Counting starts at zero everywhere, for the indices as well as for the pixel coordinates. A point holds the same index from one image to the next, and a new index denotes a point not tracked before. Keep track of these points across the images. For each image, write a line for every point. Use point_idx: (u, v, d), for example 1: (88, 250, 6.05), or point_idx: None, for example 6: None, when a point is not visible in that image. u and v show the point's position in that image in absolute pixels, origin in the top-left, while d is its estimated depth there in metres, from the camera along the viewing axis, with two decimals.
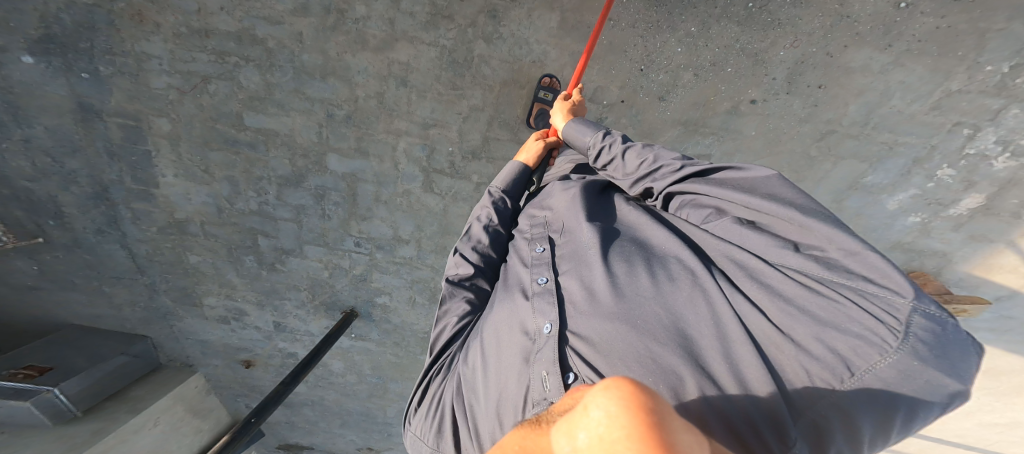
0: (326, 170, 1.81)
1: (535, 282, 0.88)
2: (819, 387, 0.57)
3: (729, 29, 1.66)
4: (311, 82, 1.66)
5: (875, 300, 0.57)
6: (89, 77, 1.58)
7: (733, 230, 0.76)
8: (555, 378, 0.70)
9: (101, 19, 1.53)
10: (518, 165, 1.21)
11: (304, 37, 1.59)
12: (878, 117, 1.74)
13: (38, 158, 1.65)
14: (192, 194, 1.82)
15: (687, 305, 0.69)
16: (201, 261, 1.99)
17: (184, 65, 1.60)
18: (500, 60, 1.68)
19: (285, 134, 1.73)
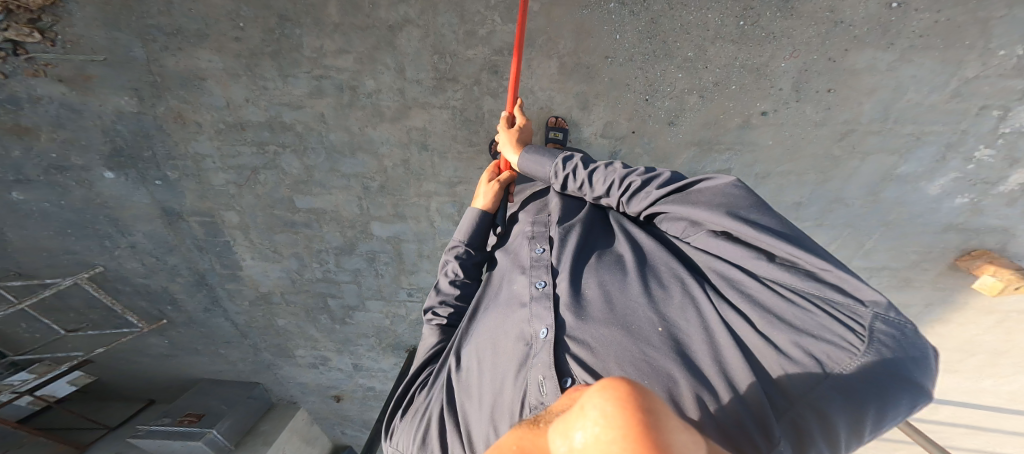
0: (371, 236, 2.10)
1: (535, 286, 1.02)
2: (795, 385, 0.68)
3: (726, 49, 1.70)
4: (343, 160, 1.90)
5: (837, 308, 0.70)
6: (162, 183, 1.87)
7: (709, 242, 0.88)
8: (553, 380, 0.82)
9: (150, 125, 1.75)
10: (477, 214, 1.33)
11: (326, 118, 1.80)
12: (896, 111, 1.72)
13: (146, 259, 2.04)
14: (269, 270, 2.18)
15: (677, 318, 0.83)
16: (287, 323, 2.39)
17: (232, 160, 1.86)
18: (509, 111, 1.83)
19: (331, 211, 2.01)
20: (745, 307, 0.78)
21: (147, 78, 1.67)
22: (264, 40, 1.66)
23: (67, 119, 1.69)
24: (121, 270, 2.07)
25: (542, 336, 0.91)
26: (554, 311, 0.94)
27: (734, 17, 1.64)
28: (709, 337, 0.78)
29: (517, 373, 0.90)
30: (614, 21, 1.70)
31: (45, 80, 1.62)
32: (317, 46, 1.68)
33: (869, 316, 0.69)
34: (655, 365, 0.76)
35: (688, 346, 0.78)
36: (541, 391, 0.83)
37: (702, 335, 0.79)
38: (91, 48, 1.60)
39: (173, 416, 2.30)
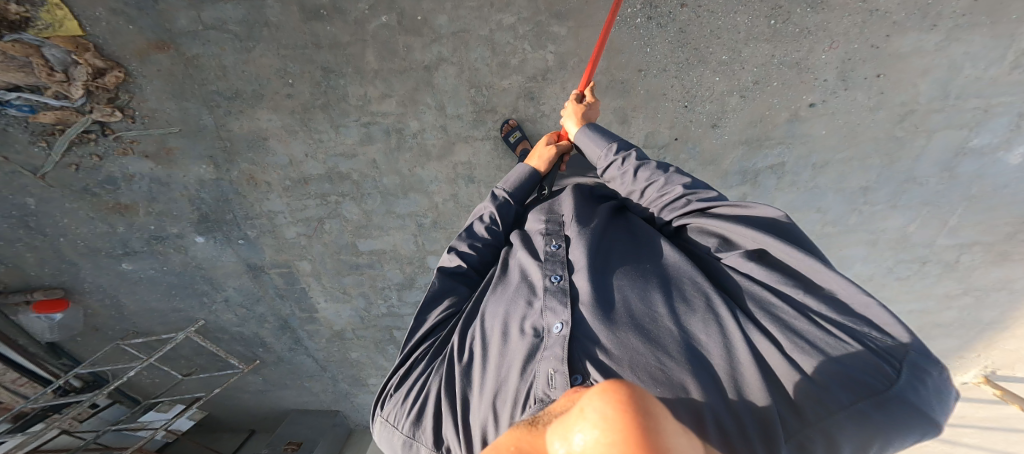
0: (428, 269, 2.23)
1: (549, 279, 0.95)
2: (812, 407, 0.62)
3: (761, 48, 1.66)
4: (397, 201, 2.05)
5: (866, 338, 0.67)
6: (245, 242, 2.07)
7: (741, 263, 0.85)
8: (564, 374, 0.74)
9: (228, 189, 1.96)
10: (527, 169, 1.30)
11: (379, 163, 1.95)
12: (957, 88, 1.61)
13: (238, 309, 2.26)
14: (341, 310, 2.35)
15: (696, 329, 0.77)
16: (360, 356, 2.55)
17: (300, 213, 2.04)
18: (550, 133, 1.94)
19: (391, 250, 2.17)
20: (772, 325, 0.73)
21: (217, 144, 1.87)
22: (313, 94, 1.84)
23: (160, 192, 1.93)
24: (220, 320, 2.29)
25: (555, 330, 0.83)
26: (569, 307, 0.87)
27: (763, 17, 1.61)
28: (733, 353, 0.72)
29: (525, 366, 0.80)
30: (642, 35, 1.71)
31: (134, 157, 1.86)
32: (361, 93, 1.86)
33: (903, 351, 0.65)
34: (671, 374, 0.70)
35: (707, 359, 0.72)
36: (549, 385, 0.74)
37: (725, 350, 0.73)
38: (165, 121, 1.83)
39: (278, 445, 2.54)
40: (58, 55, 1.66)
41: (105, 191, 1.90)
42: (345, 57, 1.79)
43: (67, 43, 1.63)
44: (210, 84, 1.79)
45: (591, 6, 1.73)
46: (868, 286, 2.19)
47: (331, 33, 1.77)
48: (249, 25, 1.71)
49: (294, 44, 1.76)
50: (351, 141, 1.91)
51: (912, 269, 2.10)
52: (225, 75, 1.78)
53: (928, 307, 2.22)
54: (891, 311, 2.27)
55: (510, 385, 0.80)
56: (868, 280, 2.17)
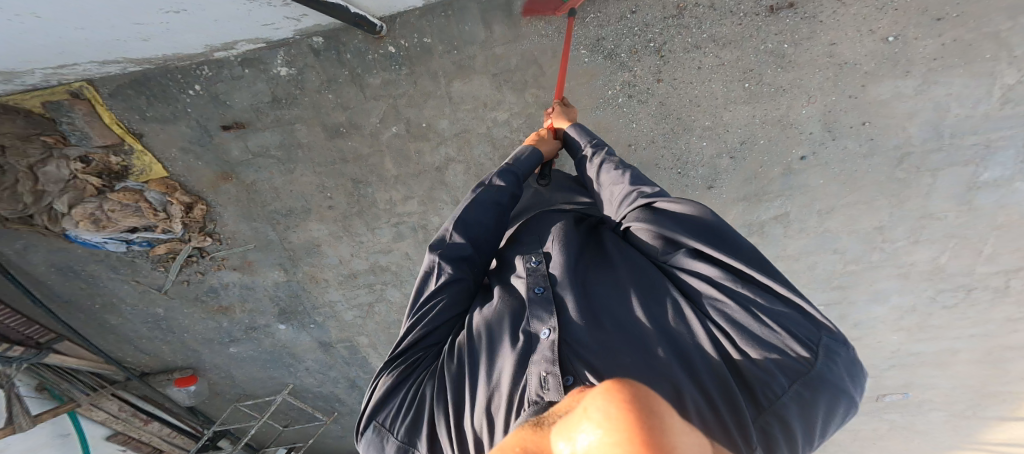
0: None
1: (532, 290, 1.08)
2: (769, 399, 0.81)
3: (742, 110, 1.73)
4: None
5: (795, 327, 0.88)
6: (315, 325, 2.52)
7: (687, 264, 1.01)
8: (557, 376, 0.86)
9: (297, 287, 2.40)
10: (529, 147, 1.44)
11: (411, 253, 2.31)
12: (949, 127, 1.58)
13: (317, 374, 2.75)
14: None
15: (665, 328, 0.92)
16: None
17: (354, 300, 2.45)
18: None
19: None
20: (723, 320, 0.91)
21: (284, 253, 2.31)
22: (348, 203, 2.23)
23: (248, 295, 2.42)
24: (304, 383, 2.81)
25: (544, 335, 0.96)
26: (553, 314, 1.00)
27: (738, 81, 1.68)
28: (694, 348, 0.89)
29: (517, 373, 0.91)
30: (628, 113, 1.85)
31: (226, 270, 2.38)
32: (388, 197, 2.22)
33: (824, 338, 0.87)
34: (650, 372, 0.83)
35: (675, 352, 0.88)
36: (545, 387, 0.86)
37: (690, 347, 0.89)
38: (243, 239, 2.33)
39: None
40: (157, 197, 2.25)
41: (211, 298, 2.44)
42: (369, 168, 2.18)
43: (156, 183, 2.22)
44: (271, 207, 2.26)
45: (575, 93, 1.87)
46: (910, 316, 2.12)
47: (353, 148, 2.17)
48: (287, 148, 2.18)
49: (326, 161, 2.19)
50: (386, 239, 2.27)
51: (958, 297, 1.99)
52: (280, 194, 2.24)
53: (989, 331, 2.06)
54: (943, 337, 2.15)
55: (502, 389, 0.91)
56: (910, 311, 2.10)
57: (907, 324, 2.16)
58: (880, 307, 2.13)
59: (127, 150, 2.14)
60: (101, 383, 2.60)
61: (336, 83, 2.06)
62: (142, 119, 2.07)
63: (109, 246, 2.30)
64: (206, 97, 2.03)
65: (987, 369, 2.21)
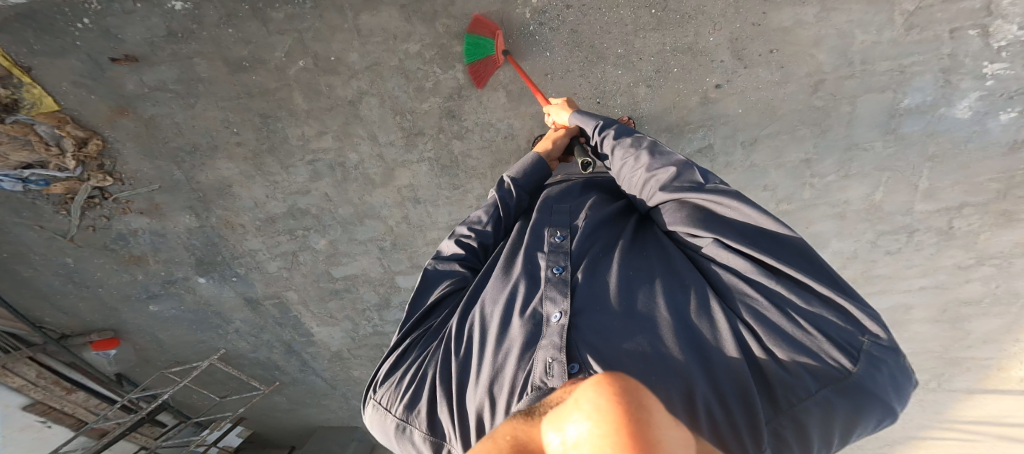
0: (398, 287, 2.57)
1: (552, 269, 0.99)
2: (793, 394, 0.68)
3: (652, 37, 1.76)
4: (357, 228, 2.34)
5: (837, 330, 0.74)
6: (238, 278, 2.49)
7: (720, 254, 0.90)
8: (561, 362, 0.77)
9: (214, 234, 2.34)
10: (534, 158, 1.40)
11: (331, 196, 2.23)
12: (858, 53, 1.68)
13: (246, 336, 2.74)
14: (335, 333, 2.79)
15: (682, 310, 0.84)
16: (362, 372, 3.01)
17: (276, 249, 2.41)
18: (478, 148, 2.07)
19: (362, 273, 2.50)
20: (753, 320, 0.78)
21: (193, 195, 2.22)
22: (257, 139, 2.08)
23: (160, 242, 2.33)
24: (236, 348, 2.81)
25: (554, 318, 0.87)
26: (567, 296, 0.91)
27: (644, 8, 1.71)
28: (727, 351, 0.75)
29: (524, 353, 0.84)
30: (540, 41, 1.84)
31: (133, 213, 2.24)
32: (300, 133, 2.08)
33: (865, 344, 0.73)
34: (664, 353, 0.75)
35: (698, 348, 0.77)
36: (546, 371, 0.78)
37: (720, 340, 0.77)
38: (147, 179, 2.17)
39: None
40: (48, 131, 1.97)
41: (120, 246, 2.32)
42: (277, 102, 2.00)
43: (47, 118, 1.94)
44: (173, 144, 2.09)
45: (489, 21, 1.81)
46: (855, 264, 2.21)
47: (258, 83, 1.96)
48: (185, 83, 1.95)
49: (228, 96, 1.98)
50: (305, 181, 2.19)
51: (899, 240, 2.10)
52: (183, 131, 2.06)
53: (940, 281, 2.17)
54: (896, 289, 2.24)
55: (507, 370, 0.83)
56: (853, 257, 2.19)
57: (855, 273, 2.24)
58: (826, 253, 2.19)
59: (16, 83, 1.86)
60: (15, 345, 2.31)
61: (236, 18, 1.82)
62: (30, 51, 1.82)
63: (2, 184, 2.03)
64: (98, 31, 1.79)
65: (946, 331, 2.29)
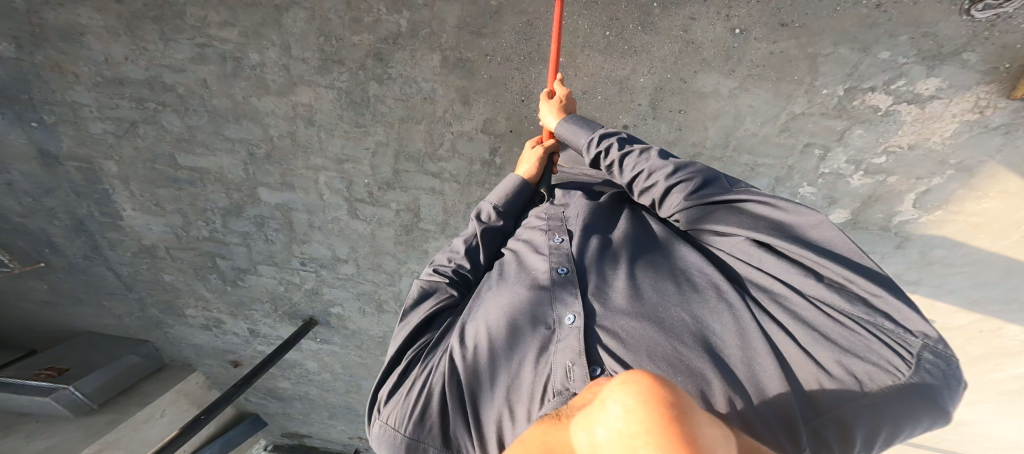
0: (258, 201, 2.06)
1: (557, 271, 1.09)
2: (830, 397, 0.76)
3: (594, 58, 1.70)
4: (227, 124, 1.86)
5: (884, 334, 0.76)
6: (40, 126, 1.85)
7: (753, 257, 0.95)
8: (582, 366, 0.90)
9: (29, 72, 1.72)
10: (516, 180, 1.38)
11: (209, 84, 1.76)
12: (736, 139, 1.75)
13: (23, 197, 2.04)
14: (152, 224, 2.16)
15: (716, 311, 0.91)
16: (175, 279, 2.36)
17: (111, 112, 1.83)
18: (394, 98, 1.80)
19: (215, 172, 1.99)
20: (790, 319, 0.85)
21: (25, 27, 1.62)
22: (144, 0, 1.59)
23: None
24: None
25: (568, 321, 0.98)
26: (576, 296, 1.03)
27: (601, 29, 1.64)
28: (760, 351, 0.84)
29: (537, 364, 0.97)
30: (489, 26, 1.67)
31: None
32: (201, 16, 1.62)
33: (919, 347, 0.74)
34: (687, 353, 0.85)
35: (731, 348, 0.85)
36: (568, 375, 0.90)
37: (755, 344, 0.85)
38: None
39: (37, 366, 2.24)
40: None
41: None
42: None
43: None
44: None
45: None
46: None
47: None
48: None
49: None
50: (178, 58, 1.70)
51: None
52: None
53: None
54: None
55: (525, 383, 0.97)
56: None
57: None
58: None
59: None
60: None
61: None
62: None
63: None
64: None
65: None
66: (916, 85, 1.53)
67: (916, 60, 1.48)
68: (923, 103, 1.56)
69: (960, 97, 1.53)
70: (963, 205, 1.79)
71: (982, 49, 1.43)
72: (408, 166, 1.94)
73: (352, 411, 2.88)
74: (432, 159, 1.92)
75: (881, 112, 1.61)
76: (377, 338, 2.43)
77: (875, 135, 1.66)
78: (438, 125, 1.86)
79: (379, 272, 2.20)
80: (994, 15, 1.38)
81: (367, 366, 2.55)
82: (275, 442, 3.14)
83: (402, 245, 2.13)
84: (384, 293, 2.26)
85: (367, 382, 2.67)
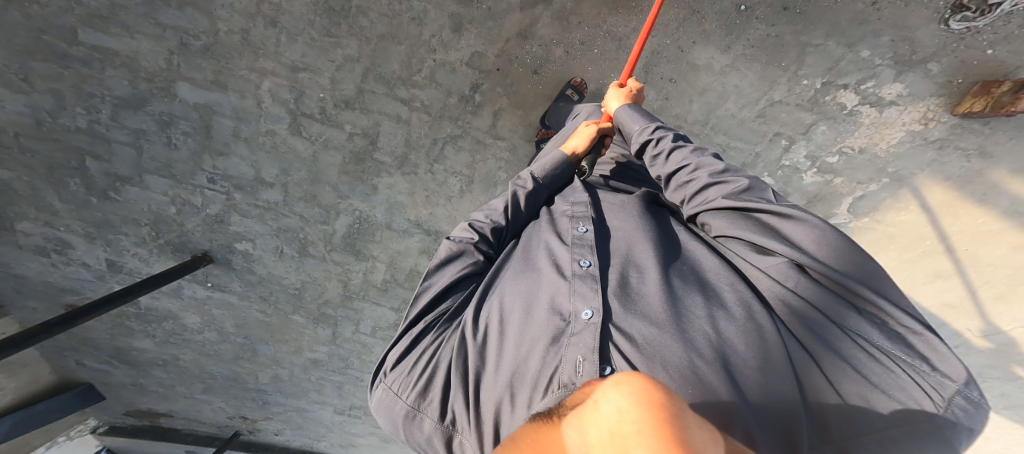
0: (173, 97, 1.58)
1: (578, 263, 0.85)
2: (839, 425, 0.60)
3: (598, 9, 1.65)
4: (165, 9, 1.45)
5: (912, 375, 0.62)
6: None
7: (785, 277, 0.73)
8: (594, 363, 0.66)
9: None
10: (559, 155, 1.15)
11: None
12: (716, 117, 1.84)
13: None
14: (5, 101, 1.50)
15: (743, 327, 0.68)
16: (12, 177, 1.63)
17: None
18: (379, 14, 1.55)
19: (128, 57, 1.50)
20: (825, 349, 0.66)
21: None
22: None
23: None
24: None
25: (585, 315, 0.74)
26: (598, 294, 0.78)
27: None
28: (785, 374, 0.63)
29: (550, 347, 0.72)
30: None
31: None
32: None
33: (952, 394, 0.60)
34: (704, 367, 0.61)
35: (753, 362, 0.63)
36: (578, 371, 0.66)
37: (771, 358, 0.64)
38: None
39: None
40: None
41: None
42: None
43: None
44: None
45: None
46: None
47: None
48: None
49: None
50: None
51: None
52: None
53: None
54: None
55: (535, 365, 0.72)
56: None
57: None
58: None
59: None
60: None
61: None
62: None
63: None
64: None
65: None
66: (882, 88, 1.68)
67: (890, 63, 1.62)
68: (882, 107, 1.71)
69: (915, 106, 1.67)
70: (886, 216, 1.91)
71: (943, 61, 1.59)
72: (376, 87, 1.66)
73: (237, 384, 2.35)
74: (405, 85, 1.67)
75: (845, 111, 1.76)
76: (290, 290, 2.02)
77: (836, 134, 1.80)
78: (420, 50, 1.63)
79: (312, 205, 1.84)
80: (965, 28, 1.53)
81: (269, 326, 2.11)
82: (109, 424, 2.41)
83: (348, 177, 1.80)
84: (312, 233, 1.90)
85: (264, 348, 2.20)
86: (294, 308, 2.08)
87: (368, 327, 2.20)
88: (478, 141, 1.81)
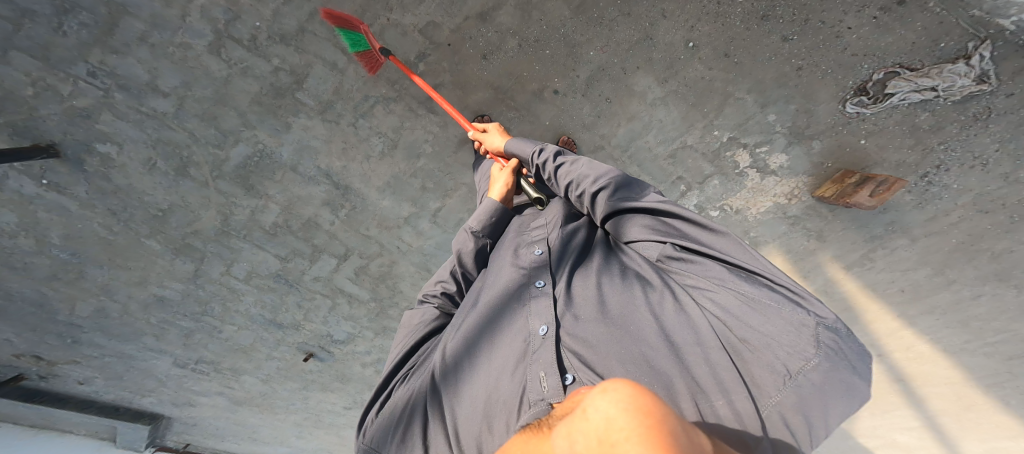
0: None
1: (535, 285, 1.03)
2: (765, 386, 0.71)
3: (560, 9, 1.68)
4: None
5: (786, 315, 0.72)
6: None
7: (679, 259, 0.91)
8: (556, 376, 0.84)
9: None
10: (491, 204, 1.26)
11: None
12: (634, 147, 2.01)
13: None
14: None
15: (667, 320, 0.85)
16: None
17: None
18: None
19: None
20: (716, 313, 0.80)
21: None
22: None
23: None
24: None
25: (542, 332, 0.92)
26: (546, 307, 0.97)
27: None
28: (710, 352, 0.78)
29: (517, 365, 0.91)
30: None
31: None
32: None
33: (814, 324, 0.70)
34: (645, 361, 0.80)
35: (681, 345, 0.81)
36: (543, 387, 0.84)
37: (698, 338, 0.80)
38: None
39: None
40: None
41: None
42: None
43: None
44: None
45: None
46: None
47: None
48: None
49: None
50: None
51: None
52: None
53: None
54: None
55: (502, 389, 0.89)
56: None
57: None
58: None
59: None
60: None
61: None
62: None
63: None
64: None
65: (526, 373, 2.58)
66: (771, 156, 1.95)
67: (785, 133, 1.87)
68: (765, 174, 2.02)
69: (788, 180, 2.02)
70: None
71: (824, 142, 1.86)
72: (320, 30, 1.58)
73: (44, 309, 2.01)
74: (351, 36, 1.62)
75: (737, 170, 2.05)
76: (152, 208, 1.84)
77: (724, 189, 2.12)
78: (376, 5, 1.58)
79: (208, 125, 1.70)
80: (856, 112, 1.74)
81: (111, 242, 1.87)
82: None
83: (258, 108, 1.70)
84: (197, 154, 1.76)
85: (96, 269, 1.95)
86: (152, 228, 1.89)
87: (242, 270, 2.12)
88: (410, 110, 1.79)
